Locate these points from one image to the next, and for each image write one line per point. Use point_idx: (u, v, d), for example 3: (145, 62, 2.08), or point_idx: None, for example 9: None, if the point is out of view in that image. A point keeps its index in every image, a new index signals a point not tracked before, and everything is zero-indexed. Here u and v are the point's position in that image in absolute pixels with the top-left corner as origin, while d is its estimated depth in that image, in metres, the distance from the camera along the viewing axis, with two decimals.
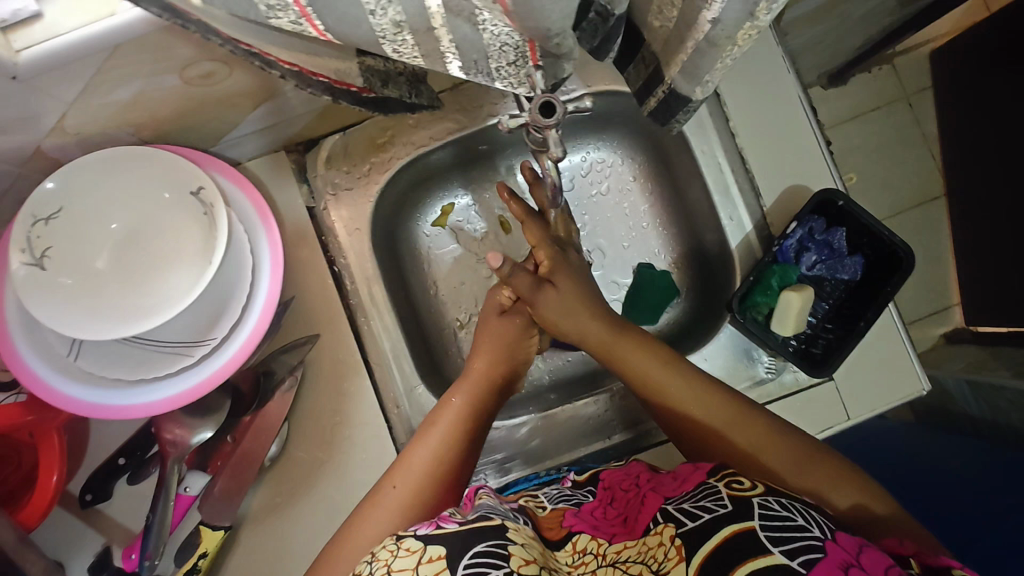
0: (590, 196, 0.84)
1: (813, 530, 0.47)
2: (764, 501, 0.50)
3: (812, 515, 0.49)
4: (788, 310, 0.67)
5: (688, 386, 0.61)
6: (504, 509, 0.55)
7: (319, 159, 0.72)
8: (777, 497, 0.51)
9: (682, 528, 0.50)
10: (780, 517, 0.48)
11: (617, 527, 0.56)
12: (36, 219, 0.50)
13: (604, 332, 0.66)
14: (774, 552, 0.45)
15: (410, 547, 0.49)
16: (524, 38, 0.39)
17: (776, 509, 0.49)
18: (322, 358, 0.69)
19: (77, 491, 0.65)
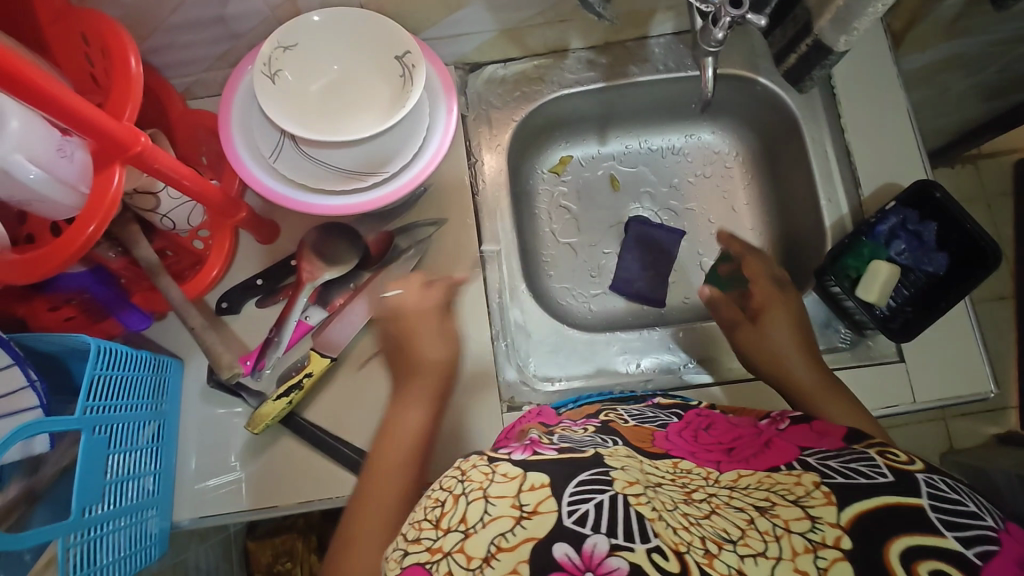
0: (690, 178, 0.95)
1: (986, 519, 0.39)
2: (930, 479, 0.41)
3: (978, 500, 0.41)
4: (875, 278, 0.72)
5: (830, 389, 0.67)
6: (588, 436, 0.51)
7: (480, 79, 0.83)
8: (939, 477, 0.43)
9: (829, 480, 0.43)
10: (950, 500, 0.40)
11: (719, 455, 0.51)
12: (280, 45, 0.62)
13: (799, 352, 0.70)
14: (948, 537, 0.38)
15: (508, 472, 0.42)
16: None
17: (946, 491, 0.40)
18: (444, 239, 0.78)
19: (215, 300, 0.75)
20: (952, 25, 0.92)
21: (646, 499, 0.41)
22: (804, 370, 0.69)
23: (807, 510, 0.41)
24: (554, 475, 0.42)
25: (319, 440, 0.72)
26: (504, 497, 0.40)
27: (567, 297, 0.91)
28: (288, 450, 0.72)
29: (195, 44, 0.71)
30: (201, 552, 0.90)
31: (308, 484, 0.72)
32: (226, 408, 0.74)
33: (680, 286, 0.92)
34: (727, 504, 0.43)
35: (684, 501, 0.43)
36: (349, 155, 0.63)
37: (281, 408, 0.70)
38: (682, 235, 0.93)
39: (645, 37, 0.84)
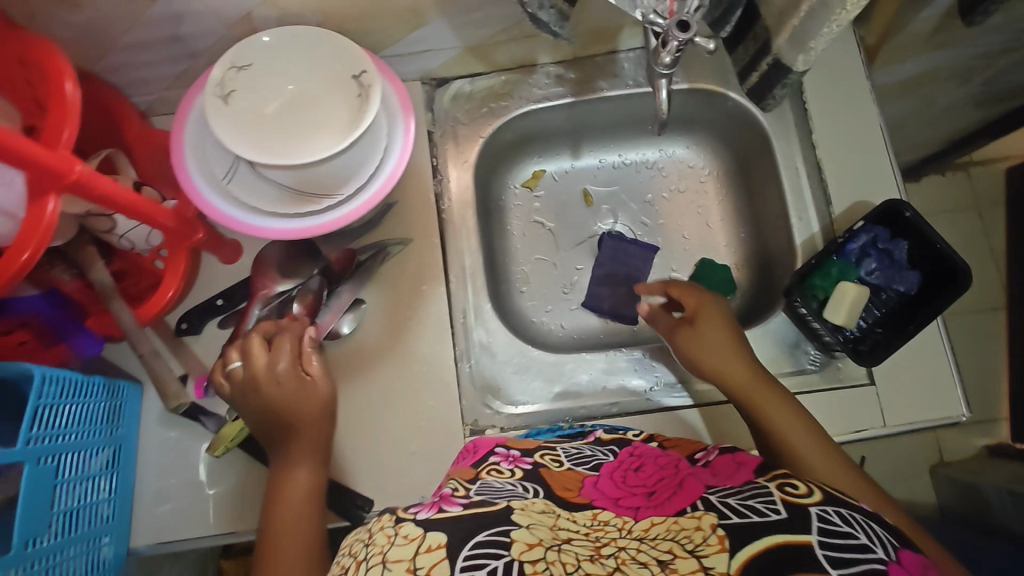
0: (665, 194, 0.94)
1: (876, 551, 0.42)
2: (823, 513, 0.45)
3: (872, 530, 0.44)
4: (842, 299, 0.70)
5: (755, 376, 0.66)
6: (508, 486, 0.54)
7: (446, 95, 0.82)
8: (835, 510, 0.46)
9: (725, 520, 0.46)
10: (840, 534, 0.43)
11: (641, 500, 0.53)
12: (232, 66, 0.62)
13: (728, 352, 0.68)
14: (834, 575, 0.40)
15: (409, 533, 0.43)
16: None
17: (836, 524, 0.44)
18: (408, 258, 0.77)
19: (175, 321, 0.74)
20: (930, 37, 0.90)
21: (544, 566, 0.40)
22: (733, 361, 0.68)
23: (702, 562, 0.42)
24: (452, 536, 0.43)
25: None
26: (401, 562, 0.41)
27: (539, 314, 0.90)
28: (248, 475, 0.71)
29: (152, 63, 0.70)
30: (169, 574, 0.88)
31: None
32: (185, 432, 0.73)
33: None
34: (632, 560, 0.43)
35: (590, 559, 0.43)
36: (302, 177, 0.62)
37: (237, 430, 0.69)
38: (654, 251, 0.92)
39: (615, 52, 0.83)
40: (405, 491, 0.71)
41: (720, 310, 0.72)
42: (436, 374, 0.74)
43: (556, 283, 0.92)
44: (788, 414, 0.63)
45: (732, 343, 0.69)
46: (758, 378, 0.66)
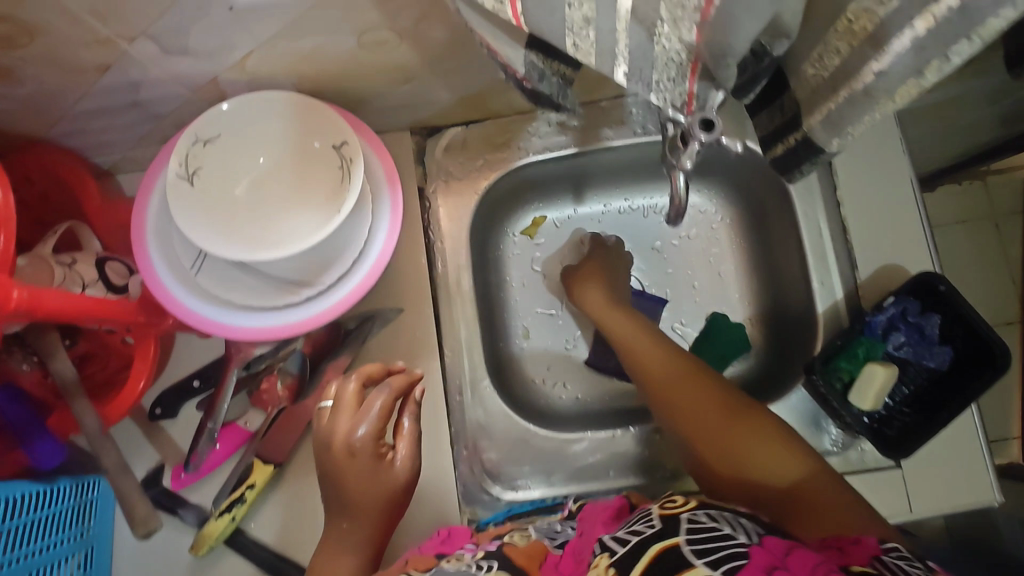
0: (676, 240, 0.88)
1: (739, 537, 0.45)
2: (692, 516, 0.48)
3: (742, 523, 0.47)
4: (872, 380, 0.65)
5: (640, 334, 0.72)
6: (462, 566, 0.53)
7: (438, 146, 0.76)
8: (706, 511, 0.49)
9: (614, 556, 0.47)
10: (706, 530, 0.46)
11: (575, 561, 0.52)
12: (197, 140, 0.56)
13: (624, 322, 0.74)
14: (697, 565, 0.43)
15: None
16: (690, 56, 0.42)
17: (703, 523, 0.47)
18: (400, 331, 0.71)
19: (149, 404, 0.68)
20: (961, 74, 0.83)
21: None
22: (623, 328, 0.73)
23: None
24: None
25: (267, 562, 0.66)
26: None
27: (539, 373, 0.84)
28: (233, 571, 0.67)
29: (111, 128, 0.63)
30: None
31: None
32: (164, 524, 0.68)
33: None
34: None
35: None
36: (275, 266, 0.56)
37: (222, 526, 0.65)
38: (663, 304, 0.86)
39: (622, 96, 0.76)
40: None
41: (602, 275, 0.80)
42: (432, 459, 0.69)
43: (560, 338, 0.86)
44: (665, 362, 0.67)
45: (622, 315, 0.75)
46: (650, 340, 0.71)
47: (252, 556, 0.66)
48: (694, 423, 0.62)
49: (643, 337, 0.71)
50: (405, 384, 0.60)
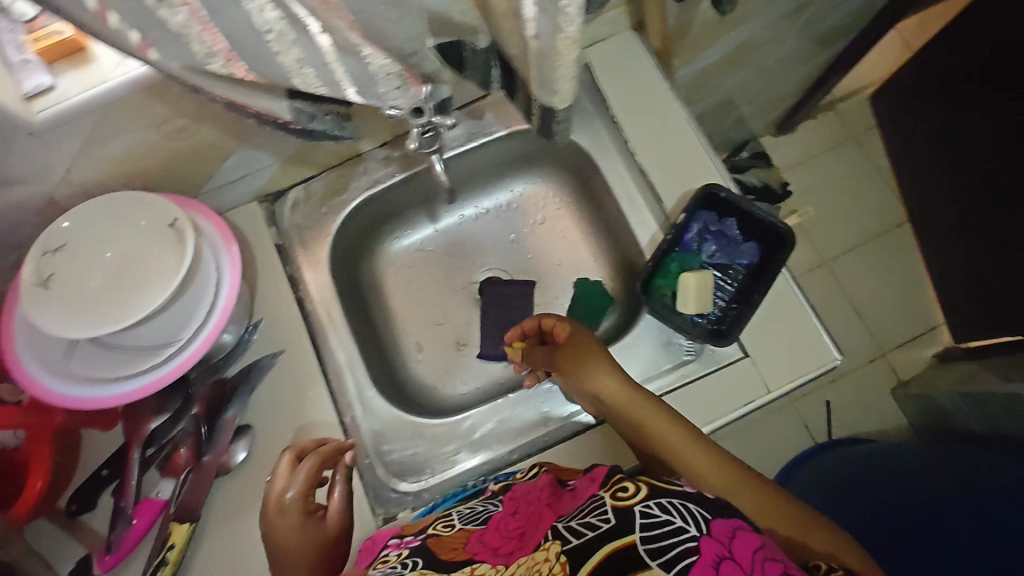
0: (529, 229, 0.98)
1: (690, 529, 0.44)
2: (645, 506, 0.47)
3: (688, 508, 0.46)
4: (686, 291, 0.75)
5: (619, 387, 0.67)
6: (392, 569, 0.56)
7: (286, 206, 0.85)
8: (659, 500, 0.48)
9: (566, 545, 0.47)
10: (658, 522, 0.45)
11: (513, 543, 0.54)
12: (43, 252, 0.64)
13: (626, 391, 0.67)
14: (652, 566, 0.42)
15: None
16: (398, 67, 0.55)
17: (657, 514, 0.46)
18: (285, 371, 0.78)
19: (66, 502, 0.73)
20: (720, 21, 0.98)
21: None
22: (636, 405, 0.66)
23: None
24: None
25: None
26: None
27: (438, 377, 0.92)
28: None
29: None
30: None
31: None
32: None
33: None
34: None
35: None
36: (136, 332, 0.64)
37: None
38: (532, 285, 0.95)
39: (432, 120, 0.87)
40: None
41: (587, 340, 0.72)
42: None
43: (449, 343, 0.95)
44: (663, 422, 0.64)
45: (619, 378, 0.68)
46: (647, 401, 0.66)
47: None
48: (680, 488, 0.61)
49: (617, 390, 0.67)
50: (333, 451, 0.68)
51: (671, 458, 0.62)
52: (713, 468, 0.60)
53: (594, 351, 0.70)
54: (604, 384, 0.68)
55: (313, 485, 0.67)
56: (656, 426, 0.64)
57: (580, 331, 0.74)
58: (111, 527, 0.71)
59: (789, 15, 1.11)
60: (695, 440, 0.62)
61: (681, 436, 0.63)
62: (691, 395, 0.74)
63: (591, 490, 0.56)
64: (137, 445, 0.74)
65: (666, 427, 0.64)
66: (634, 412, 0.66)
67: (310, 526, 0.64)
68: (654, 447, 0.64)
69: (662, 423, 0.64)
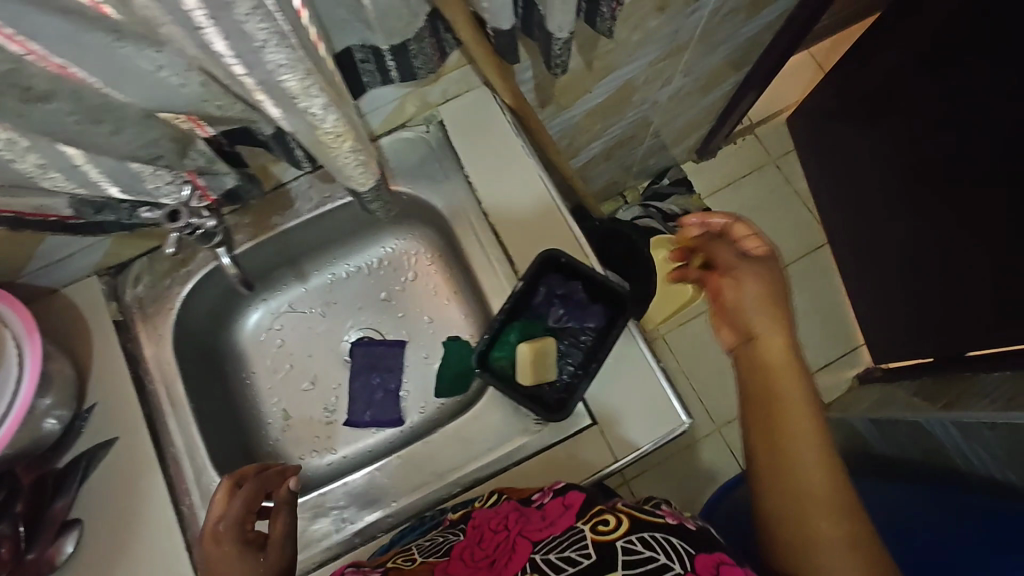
0: (400, 286, 0.96)
1: (673, 566, 0.55)
2: (627, 543, 0.58)
3: (670, 545, 0.58)
4: (522, 361, 0.74)
5: (784, 351, 0.68)
6: None
7: (128, 279, 0.82)
8: (640, 535, 0.59)
9: None
10: (641, 559, 0.56)
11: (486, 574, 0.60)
12: None
13: (783, 349, 0.68)
14: None
15: None
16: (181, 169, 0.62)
17: (638, 549, 0.57)
18: (119, 458, 0.75)
19: None
20: (585, 69, 0.96)
21: None
22: (787, 374, 0.67)
23: None
24: None
25: None
26: None
27: (304, 447, 0.89)
28: None
29: None
30: None
31: None
32: None
33: (414, 398, 0.91)
34: None
35: None
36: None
37: None
38: (402, 345, 0.93)
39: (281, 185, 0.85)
40: None
41: (768, 274, 0.71)
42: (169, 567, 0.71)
43: (318, 410, 0.91)
44: (802, 398, 0.65)
45: (783, 339, 0.69)
46: (795, 376, 0.67)
47: None
48: (798, 482, 0.62)
49: (781, 353, 0.68)
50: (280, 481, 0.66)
51: (790, 485, 0.62)
52: (819, 508, 0.60)
53: (783, 365, 0.67)
54: (765, 336, 0.68)
55: (251, 511, 0.64)
56: (790, 443, 0.63)
57: (765, 279, 0.70)
58: None
59: (666, 56, 1.09)
60: (819, 467, 0.62)
61: (808, 446, 0.63)
62: (540, 465, 0.73)
63: (565, 523, 0.62)
64: None
65: (793, 449, 0.63)
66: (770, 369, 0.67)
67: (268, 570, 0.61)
68: (768, 480, 0.64)
69: (790, 442, 0.63)
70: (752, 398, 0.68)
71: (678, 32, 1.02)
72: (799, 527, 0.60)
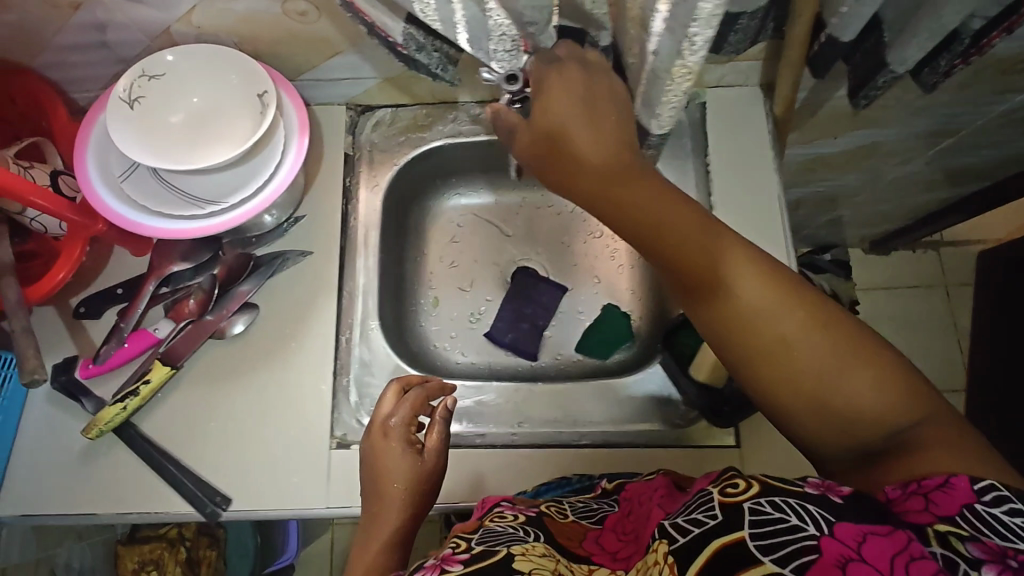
0: (582, 237, 0.97)
1: (808, 527, 0.39)
2: (756, 504, 0.41)
3: (806, 507, 0.40)
4: (704, 357, 0.71)
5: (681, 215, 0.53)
6: (509, 530, 0.54)
7: (369, 123, 0.87)
8: (772, 497, 0.41)
9: (675, 543, 0.42)
10: (771, 519, 0.40)
11: (633, 545, 0.53)
12: (143, 74, 0.68)
13: (697, 214, 0.54)
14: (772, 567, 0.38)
15: None
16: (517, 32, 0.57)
17: (770, 512, 0.40)
18: (307, 270, 0.81)
19: (76, 303, 0.78)
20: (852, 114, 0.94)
21: None
22: (745, 287, 0.50)
23: None
24: None
25: (147, 453, 0.74)
26: None
27: (441, 338, 0.92)
28: (117, 460, 0.74)
29: (86, 66, 0.74)
30: (70, 549, 0.98)
31: (129, 495, 0.73)
32: (66, 411, 0.76)
33: (552, 345, 0.93)
34: None
35: None
36: (202, 183, 0.69)
37: (114, 412, 0.72)
38: (562, 291, 0.94)
39: None
40: (266, 497, 0.74)
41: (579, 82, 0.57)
42: (312, 382, 0.77)
43: (464, 312, 0.94)
44: (783, 310, 0.49)
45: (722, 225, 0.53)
46: (772, 292, 0.50)
47: (136, 447, 0.74)
48: (844, 400, 0.47)
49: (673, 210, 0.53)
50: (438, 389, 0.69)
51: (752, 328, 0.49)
52: (824, 341, 0.48)
53: (607, 177, 0.55)
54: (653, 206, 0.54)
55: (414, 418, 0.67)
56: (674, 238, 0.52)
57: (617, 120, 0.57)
58: (104, 344, 0.76)
59: (926, 136, 1.05)
60: (791, 299, 0.49)
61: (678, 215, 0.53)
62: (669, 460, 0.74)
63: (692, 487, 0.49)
64: (155, 278, 0.78)
65: (764, 297, 0.49)
66: (734, 306, 0.50)
67: (417, 463, 0.64)
68: (746, 351, 0.50)
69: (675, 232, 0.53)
70: (728, 328, 0.50)
71: (957, 118, 0.99)
72: (819, 383, 0.48)
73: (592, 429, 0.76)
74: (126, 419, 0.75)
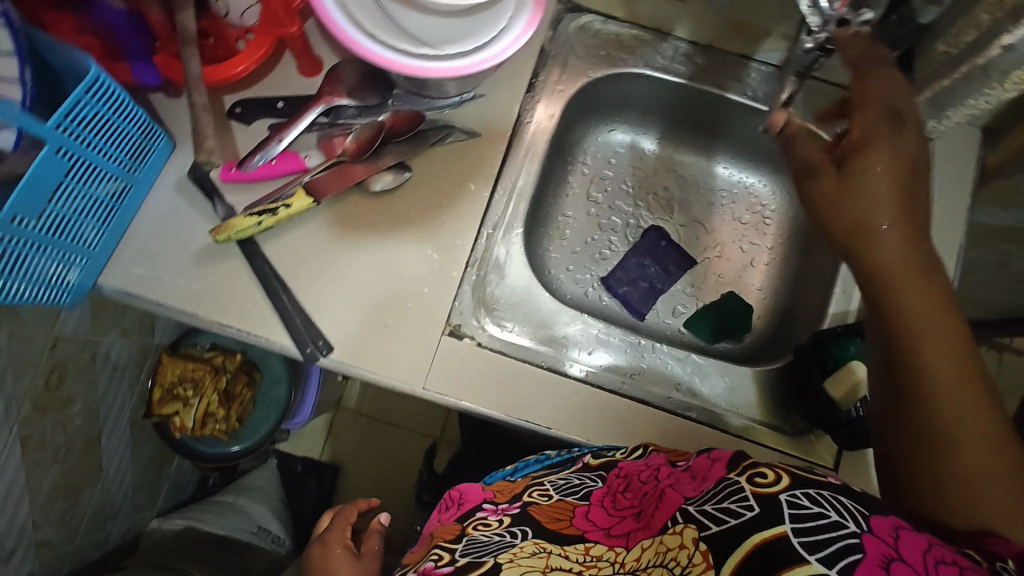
0: (728, 215, 0.93)
1: (848, 523, 0.40)
2: (792, 497, 0.43)
3: (840, 502, 0.42)
4: (843, 377, 0.68)
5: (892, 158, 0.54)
6: (493, 539, 0.57)
7: (574, 23, 0.81)
8: (805, 490, 0.44)
9: (704, 530, 0.45)
10: (810, 515, 0.41)
11: (631, 523, 0.53)
12: None
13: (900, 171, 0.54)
14: (811, 561, 0.38)
15: None
16: None
17: (806, 506, 0.42)
18: (471, 151, 0.77)
19: (231, 103, 0.74)
20: None
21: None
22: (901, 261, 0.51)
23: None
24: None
25: (263, 275, 0.71)
26: None
27: (559, 266, 0.89)
28: (230, 273, 0.72)
29: None
30: (111, 339, 0.97)
31: (233, 310, 0.71)
32: (194, 208, 0.73)
33: (663, 311, 0.89)
34: None
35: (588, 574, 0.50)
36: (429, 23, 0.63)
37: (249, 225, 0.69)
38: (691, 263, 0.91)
39: (749, 58, 0.81)
40: (366, 359, 0.71)
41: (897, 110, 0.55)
42: (442, 266, 0.74)
43: (589, 249, 0.91)
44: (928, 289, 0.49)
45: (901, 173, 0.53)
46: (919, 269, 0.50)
47: (255, 265, 0.71)
48: (937, 391, 0.46)
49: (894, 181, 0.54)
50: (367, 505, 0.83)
51: (915, 350, 0.47)
52: (979, 418, 0.44)
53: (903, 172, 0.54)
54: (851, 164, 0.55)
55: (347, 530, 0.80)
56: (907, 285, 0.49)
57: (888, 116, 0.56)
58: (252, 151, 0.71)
59: None
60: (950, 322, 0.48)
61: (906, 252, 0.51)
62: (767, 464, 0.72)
63: (718, 476, 0.50)
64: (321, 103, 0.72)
65: (938, 339, 0.47)
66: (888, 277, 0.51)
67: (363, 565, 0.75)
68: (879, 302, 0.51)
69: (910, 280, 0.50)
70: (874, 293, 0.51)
71: None
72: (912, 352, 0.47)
73: (702, 404, 0.74)
74: (252, 235, 0.72)
